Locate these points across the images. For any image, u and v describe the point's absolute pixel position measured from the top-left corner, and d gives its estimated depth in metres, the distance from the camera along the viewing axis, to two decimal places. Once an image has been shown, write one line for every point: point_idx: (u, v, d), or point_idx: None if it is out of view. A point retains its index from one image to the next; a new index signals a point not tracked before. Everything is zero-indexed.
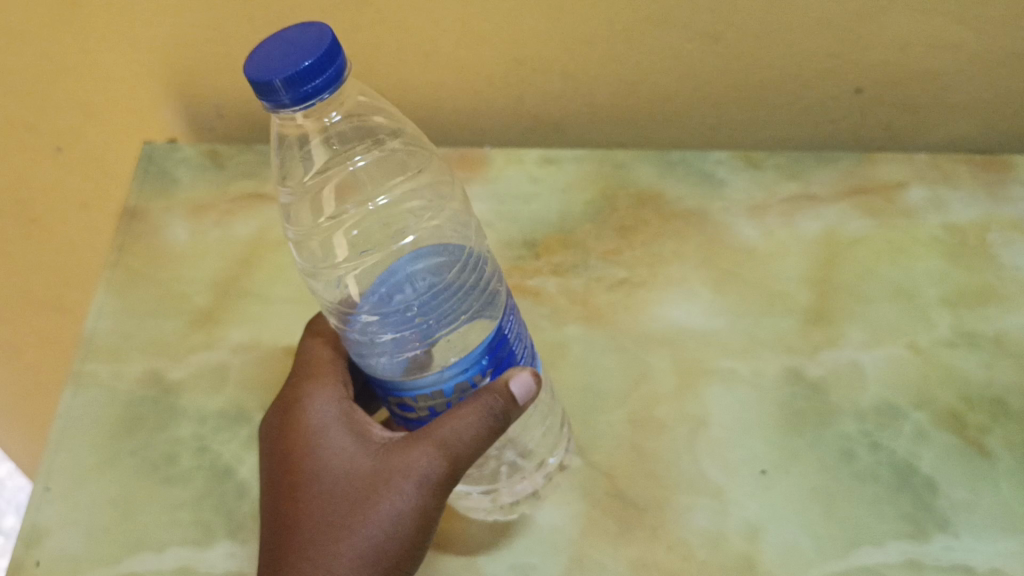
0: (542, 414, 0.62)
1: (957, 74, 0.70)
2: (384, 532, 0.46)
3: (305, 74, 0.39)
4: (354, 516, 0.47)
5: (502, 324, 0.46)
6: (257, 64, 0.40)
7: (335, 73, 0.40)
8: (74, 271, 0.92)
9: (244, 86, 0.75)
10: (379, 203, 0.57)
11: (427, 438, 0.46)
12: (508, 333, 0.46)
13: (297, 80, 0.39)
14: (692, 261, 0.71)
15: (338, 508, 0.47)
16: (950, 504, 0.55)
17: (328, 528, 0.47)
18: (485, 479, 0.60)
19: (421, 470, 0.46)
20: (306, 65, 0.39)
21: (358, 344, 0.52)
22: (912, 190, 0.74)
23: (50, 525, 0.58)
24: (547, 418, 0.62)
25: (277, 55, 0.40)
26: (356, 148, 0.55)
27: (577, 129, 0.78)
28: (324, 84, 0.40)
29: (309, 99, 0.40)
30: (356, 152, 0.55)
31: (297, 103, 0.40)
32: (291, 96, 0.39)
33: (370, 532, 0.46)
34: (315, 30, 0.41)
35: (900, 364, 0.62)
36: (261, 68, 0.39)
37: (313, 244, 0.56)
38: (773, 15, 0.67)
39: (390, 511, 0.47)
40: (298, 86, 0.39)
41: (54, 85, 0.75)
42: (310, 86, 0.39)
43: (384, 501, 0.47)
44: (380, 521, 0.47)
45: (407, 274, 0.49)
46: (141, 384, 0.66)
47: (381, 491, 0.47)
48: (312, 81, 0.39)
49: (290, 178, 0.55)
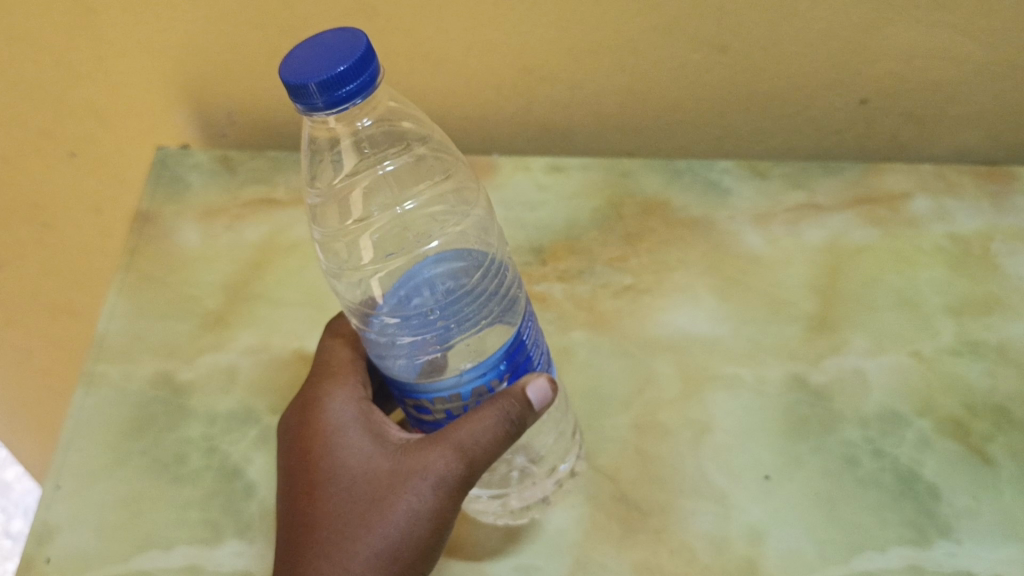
0: (554, 420, 0.62)
1: (963, 85, 0.71)
2: (400, 532, 0.47)
3: (339, 79, 0.40)
4: (371, 516, 0.47)
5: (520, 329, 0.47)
6: (292, 68, 0.41)
7: (369, 78, 0.41)
8: (86, 273, 0.93)
9: (256, 92, 0.77)
10: (406, 207, 0.58)
11: (444, 438, 0.47)
12: (525, 339, 0.47)
13: (331, 84, 0.40)
14: (698, 268, 0.72)
15: (355, 507, 0.48)
16: (953, 511, 0.55)
17: (344, 525, 0.48)
18: (496, 483, 0.60)
19: (436, 469, 0.47)
20: (341, 70, 0.40)
21: (377, 346, 0.53)
22: (917, 200, 0.75)
23: (60, 522, 0.59)
24: (560, 424, 0.62)
25: (311, 60, 0.41)
26: (387, 153, 0.56)
27: (585, 137, 0.79)
28: (357, 89, 0.41)
29: (342, 104, 0.41)
30: (386, 156, 0.57)
31: (330, 107, 0.41)
32: (325, 100, 0.40)
33: (386, 531, 0.47)
34: (350, 36, 0.42)
35: (903, 372, 0.63)
36: (296, 72, 0.40)
37: (339, 246, 0.57)
38: (782, 26, 0.68)
39: (406, 511, 0.47)
40: (332, 90, 0.40)
41: (70, 90, 0.76)
42: (344, 91, 0.40)
43: (401, 502, 0.47)
44: (396, 521, 0.47)
45: (426, 278, 0.51)
46: (152, 385, 0.66)
47: (398, 491, 0.47)
48: (345, 85, 0.40)
49: (319, 179, 0.56)
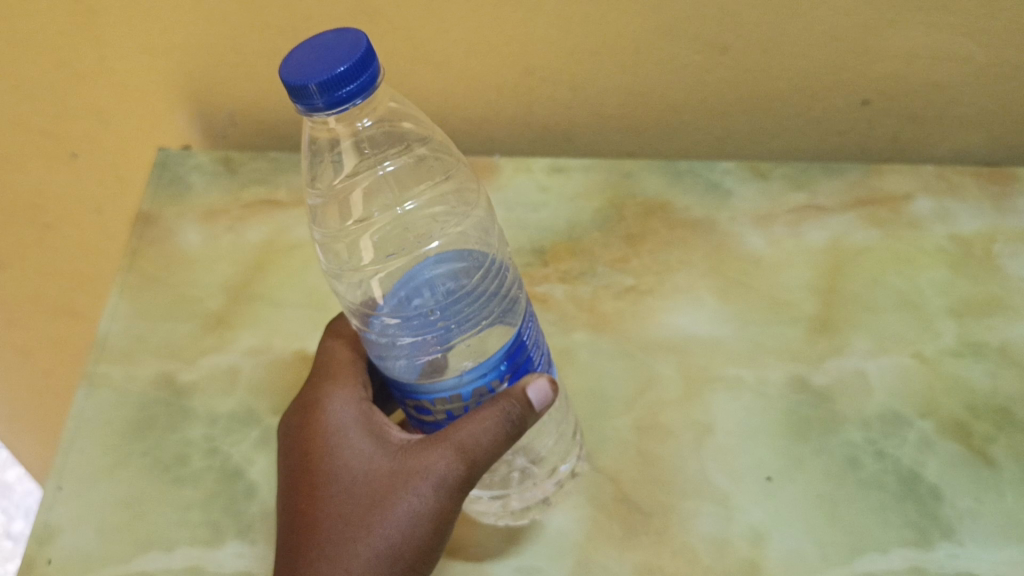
0: (555, 422, 0.62)
1: (965, 86, 0.71)
2: (401, 533, 0.47)
3: (339, 80, 0.40)
4: (372, 517, 0.47)
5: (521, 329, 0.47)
6: (292, 69, 0.41)
7: (369, 79, 0.41)
8: (88, 274, 0.93)
9: (258, 93, 0.77)
10: (406, 208, 0.58)
11: (445, 439, 0.47)
12: (525, 340, 0.47)
13: (331, 85, 0.40)
14: (699, 269, 0.72)
15: (356, 508, 0.48)
16: (955, 513, 0.55)
17: (345, 526, 0.48)
18: (497, 484, 0.60)
19: (437, 470, 0.47)
20: (341, 70, 0.40)
21: (378, 346, 0.53)
22: (919, 201, 0.75)
23: (61, 523, 0.59)
24: (560, 425, 0.62)
25: (311, 61, 0.41)
26: (387, 153, 0.57)
27: (586, 138, 0.79)
28: (357, 90, 0.40)
29: (342, 104, 0.41)
30: (386, 157, 0.57)
31: (330, 108, 0.41)
32: (325, 100, 0.40)
33: (387, 533, 0.47)
34: (350, 37, 0.42)
35: (905, 373, 0.63)
36: (296, 73, 0.40)
37: (339, 246, 0.57)
38: (783, 27, 0.67)
39: (407, 512, 0.47)
40: (332, 91, 0.40)
41: (71, 91, 0.76)
42: (344, 91, 0.40)
43: (401, 502, 0.47)
44: (396, 522, 0.47)
45: (426, 279, 0.51)
46: (153, 386, 0.66)
47: (398, 492, 0.47)
48: (345, 86, 0.40)
49: (319, 180, 0.56)
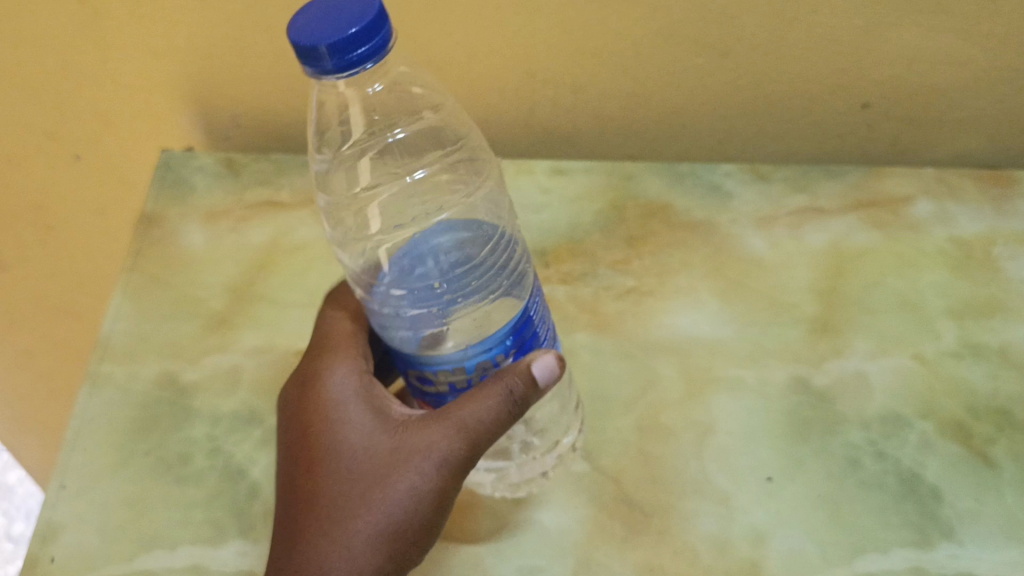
0: (556, 397, 0.64)
1: (964, 89, 0.71)
2: (401, 512, 0.47)
3: (349, 43, 0.40)
4: (372, 494, 0.48)
5: (527, 306, 0.47)
6: (299, 30, 0.41)
7: (380, 42, 0.41)
8: (92, 274, 0.94)
9: (260, 95, 0.77)
10: (415, 176, 0.61)
11: (447, 416, 0.47)
12: (532, 315, 0.48)
13: (341, 47, 0.40)
14: (700, 271, 0.72)
15: (356, 484, 0.48)
16: (955, 513, 0.55)
17: (344, 503, 0.48)
18: (495, 455, 0.61)
19: (438, 447, 0.47)
20: (352, 32, 0.40)
21: (381, 317, 0.53)
22: (918, 204, 0.75)
23: (65, 522, 0.59)
24: (561, 400, 0.64)
25: (321, 22, 0.41)
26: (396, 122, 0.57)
27: (588, 141, 0.80)
28: (367, 53, 0.41)
29: (352, 67, 0.41)
30: (395, 124, 0.58)
31: (340, 70, 0.41)
32: (335, 62, 0.41)
33: (387, 511, 0.47)
34: None
35: (907, 375, 0.63)
36: (305, 33, 0.41)
37: (345, 214, 0.60)
38: (783, 30, 0.68)
39: (407, 490, 0.47)
40: (341, 53, 0.40)
41: (74, 93, 0.77)
42: (353, 54, 0.40)
43: (402, 480, 0.47)
44: (395, 500, 0.47)
45: (431, 247, 0.53)
46: (157, 385, 0.67)
47: (398, 469, 0.48)
48: (356, 48, 0.40)
49: (328, 146, 0.58)
